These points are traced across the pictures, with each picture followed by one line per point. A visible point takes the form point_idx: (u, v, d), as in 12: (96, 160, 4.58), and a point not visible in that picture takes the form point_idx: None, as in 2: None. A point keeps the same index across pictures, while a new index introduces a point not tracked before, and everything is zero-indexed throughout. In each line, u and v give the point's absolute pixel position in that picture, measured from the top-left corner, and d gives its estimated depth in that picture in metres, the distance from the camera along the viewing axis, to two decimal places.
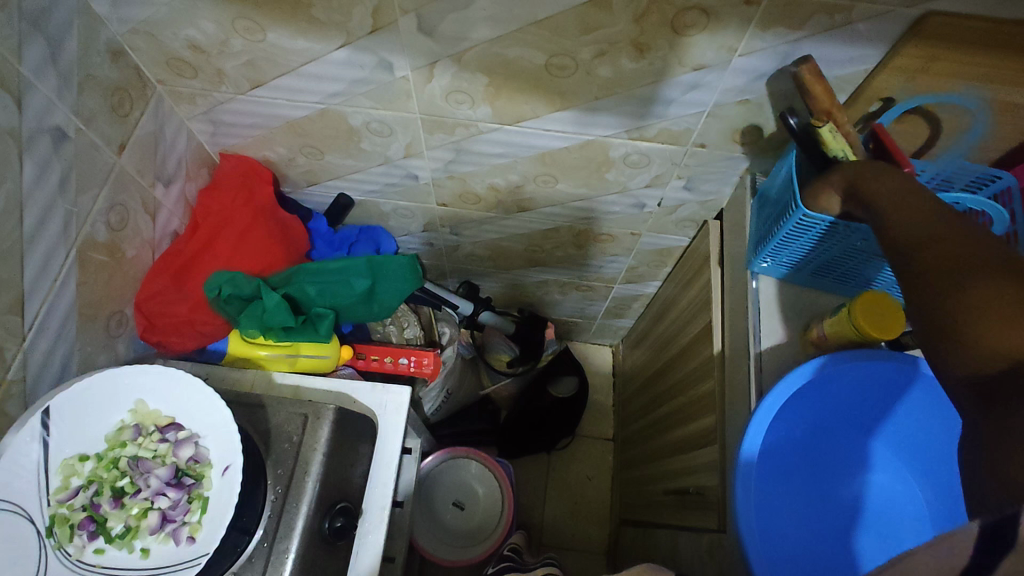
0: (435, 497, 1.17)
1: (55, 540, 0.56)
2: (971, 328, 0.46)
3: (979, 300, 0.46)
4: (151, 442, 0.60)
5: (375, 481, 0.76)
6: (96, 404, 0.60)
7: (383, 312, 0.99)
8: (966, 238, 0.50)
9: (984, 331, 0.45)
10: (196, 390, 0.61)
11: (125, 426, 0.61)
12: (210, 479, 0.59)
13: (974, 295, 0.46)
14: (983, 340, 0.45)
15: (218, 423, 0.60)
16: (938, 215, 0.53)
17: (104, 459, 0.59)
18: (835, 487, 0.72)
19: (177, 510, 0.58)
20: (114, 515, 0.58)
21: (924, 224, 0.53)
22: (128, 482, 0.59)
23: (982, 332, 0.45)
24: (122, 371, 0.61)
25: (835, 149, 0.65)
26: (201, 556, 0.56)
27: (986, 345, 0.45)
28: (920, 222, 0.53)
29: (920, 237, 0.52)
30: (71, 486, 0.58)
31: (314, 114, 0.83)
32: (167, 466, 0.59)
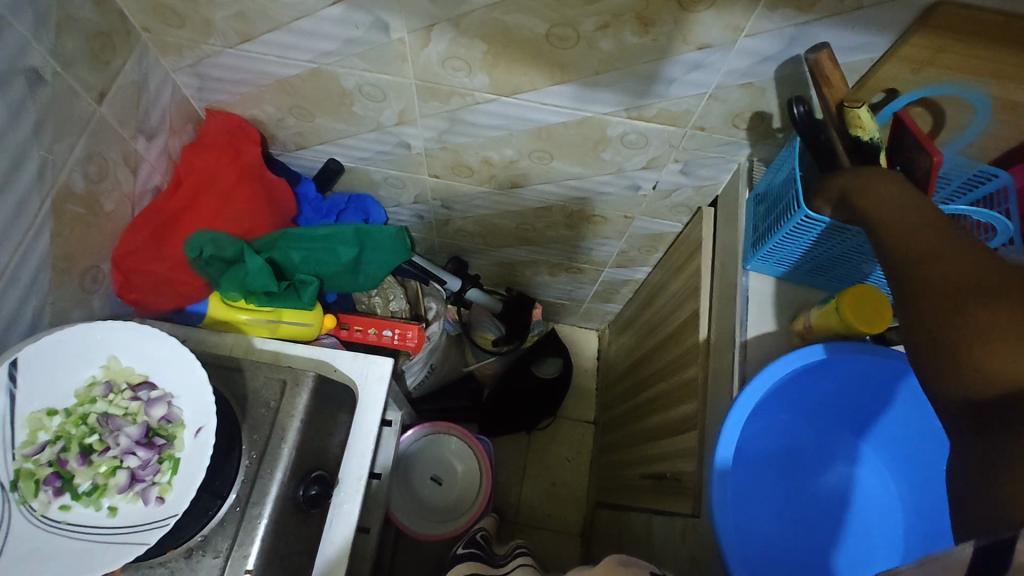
0: (413, 471, 1.16)
1: (20, 494, 0.55)
2: (970, 350, 0.44)
3: (981, 324, 0.44)
4: (123, 399, 0.59)
5: (353, 451, 0.75)
6: (67, 358, 0.58)
7: (369, 284, 0.98)
8: (965, 258, 0.49)
9: (982, 353, 0.44)
10: (171, 350, 0.60)
11: (96, 382, 0.59)
12: (182, 440, 0.58)
13: (970, 317, 0.45)
14: (983, 362, 0.43)
15: (192, 384, 0.59)
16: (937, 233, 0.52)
17: (73, 414, 0.58)
18: (813, 479, 0.71)
19: (147, 470, 0.57)
20: (83, 472, 0.57)
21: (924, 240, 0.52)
22: (97, 440, 0.58)
23: (980, 353, 0.44)
24: (95, 327, 0.59)
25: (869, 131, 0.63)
26: (169, 518, 0.55)
27: (985, 367, 0.43)
28: (920, 238, 0.52)
29: (918, 255, 0.51)
30: (38, 440, 0.56)
31: (305, 73, 0.80)
32: (139, 424, 0.58)
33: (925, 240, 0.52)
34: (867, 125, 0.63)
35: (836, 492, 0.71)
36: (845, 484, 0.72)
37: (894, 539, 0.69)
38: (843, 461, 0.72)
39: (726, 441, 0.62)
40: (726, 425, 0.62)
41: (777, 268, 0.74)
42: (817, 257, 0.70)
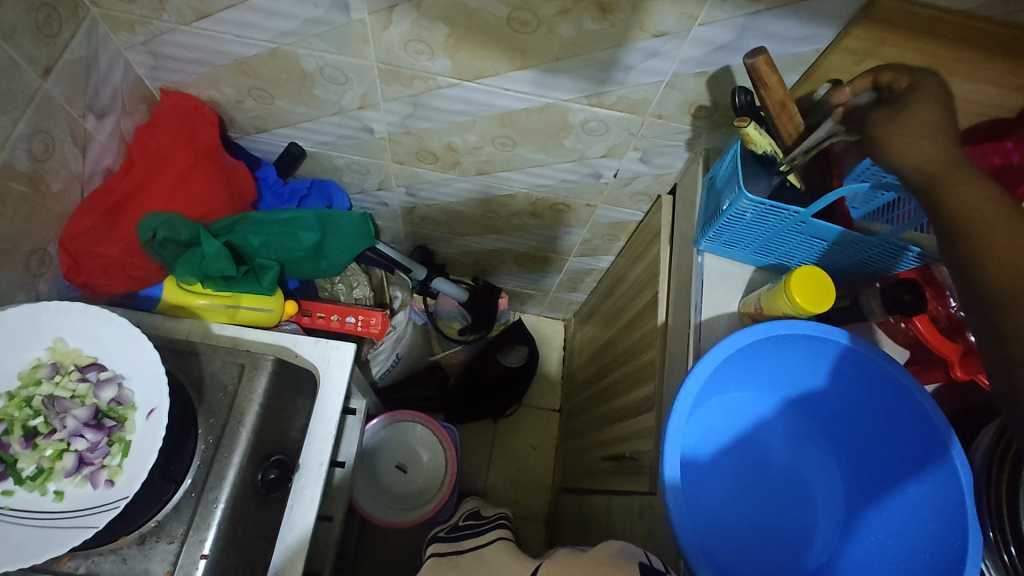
0: (377, 460, 1.16)
1: None
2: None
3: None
4: (70, 381, 0.57)
5: (314, 436, 0.75)
6: (11, 339, 0.57)
7: (331, 270, 0.97)
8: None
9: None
10: (123, 331, 0.58)
11: (41, 364, 0.57)
12: (133, 422, 0.56)
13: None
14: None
15: (144, 365, 0.58)
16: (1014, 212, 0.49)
17: (17, 397, 0.56)
18: (766, 455, 0.74)
19: (96, 453, 0.55)
20: (27, 456, 0.55)
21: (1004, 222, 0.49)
22: (41, 422, 0.56)
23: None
24: (41, 308, 0.58)
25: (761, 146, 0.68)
26: (116, 502, 0.53)
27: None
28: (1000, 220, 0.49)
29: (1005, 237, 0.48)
30: None
31: (264, 53, 0.79)
32: (87, 406, 0.57)
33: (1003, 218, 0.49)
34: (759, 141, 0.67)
35: (790, 469, 0.74)
36: (798, 460, 0.74)
37: (851, 513, 0.71)
38: (798, 439, 0.75)
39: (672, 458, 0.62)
40: (667, 439, 0.62)
41: (725, 248, 0.77)
42: (760, 238, 0.72)
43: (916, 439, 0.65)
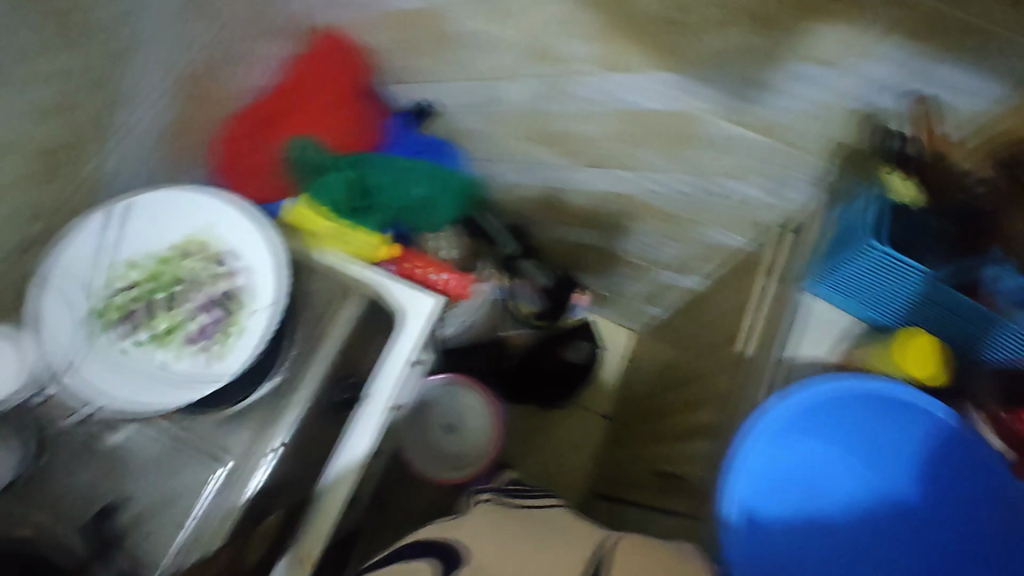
0: (428, 415, 1.20)
1: (111, 314, 0.66)
2: None
3: None
4: (204, 265, 0.67)
5: (380, 378, 0.75)
6: (170, 217, 0.67)
7: (432, 226, 1.02)
8: None
9: None
10: (252, 237, 0.67)
11: (185, 245, 0.67)
12: (243, 314, 0.65)
13: None
14: None
15: (263, 270, 0.66)
16: None
17: (163, 266, 0.67)
18: (842, 546, 0.64)
19: (212, 330, 0.66)
20: (161, 317, 0.67)
21: None
22: (178, 291, 0.67)
23: None
24: (197, 197, 0.67)
25: (904, 196, 0.67)
26: (219, 377, 0.64)
27: None
28: None
29: None
30: (134, 276, 0.67)
31: (424, 9, 0.84)
32: (212, 291, 0.66)
33: None
34: (907, 192, 0.67)
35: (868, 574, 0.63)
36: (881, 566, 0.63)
37: None
38: (885, 540, 0.64)
39: (737, 492, 0.63)
40: (735, 467, 0.64)
41: (835, 292, 0.74)
42: (874, 289, 0.70)
43: (995, 527, 0.63)
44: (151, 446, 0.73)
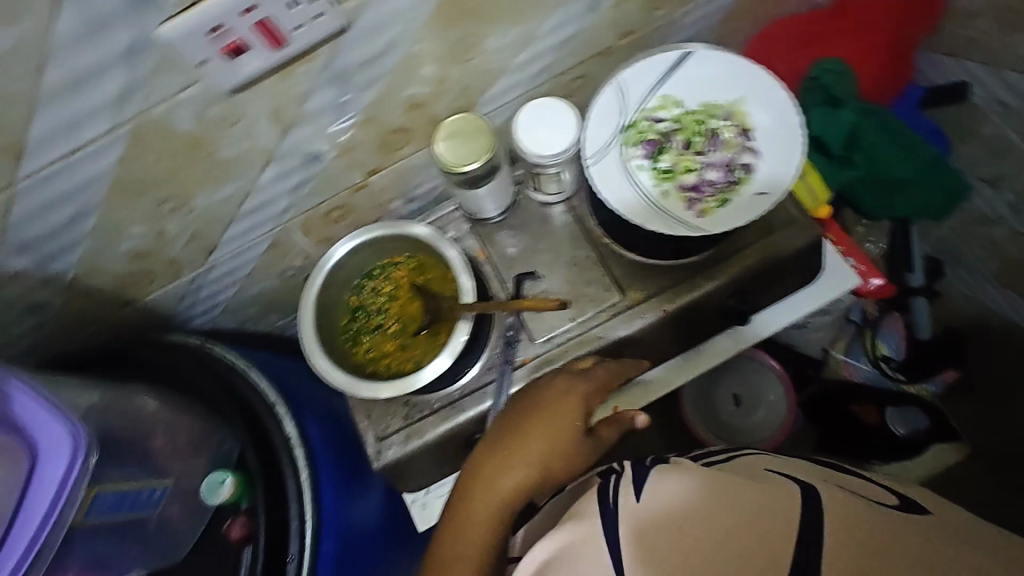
0: (721, 378, 1.09)
1: (632, 138, 0.67)
2: None
3: None
4: (727, 131, 0.65)
5: (765, 313, 0.81)
6: (717, 80, 0.67)
7: (883, 212, 0.90)
8: None
9: None
10: (789, 132, 0.64)
11: (719, 106, 0.67)
12: (743, 190, 0.63)
13: None
14: None
15: (779, 161, 0.63)
16: None
17: (693, 117, 0.67)
18: None
19: (707, 188, 0.64)
20: (672, 155, 0.66)
21: None
22: (696, 143, 0.66)
23: None
24: (755, 71, 0.66)
25: None
26: (702, 228, 0.62)
27: None
28: None
29: None
30: (662, 113, 0.68)
31: None
32: (723, 155, 0.65)
33: None
34: None
35: None
36: None
37: None
38: None
39: None
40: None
41: None
42: None
43: None
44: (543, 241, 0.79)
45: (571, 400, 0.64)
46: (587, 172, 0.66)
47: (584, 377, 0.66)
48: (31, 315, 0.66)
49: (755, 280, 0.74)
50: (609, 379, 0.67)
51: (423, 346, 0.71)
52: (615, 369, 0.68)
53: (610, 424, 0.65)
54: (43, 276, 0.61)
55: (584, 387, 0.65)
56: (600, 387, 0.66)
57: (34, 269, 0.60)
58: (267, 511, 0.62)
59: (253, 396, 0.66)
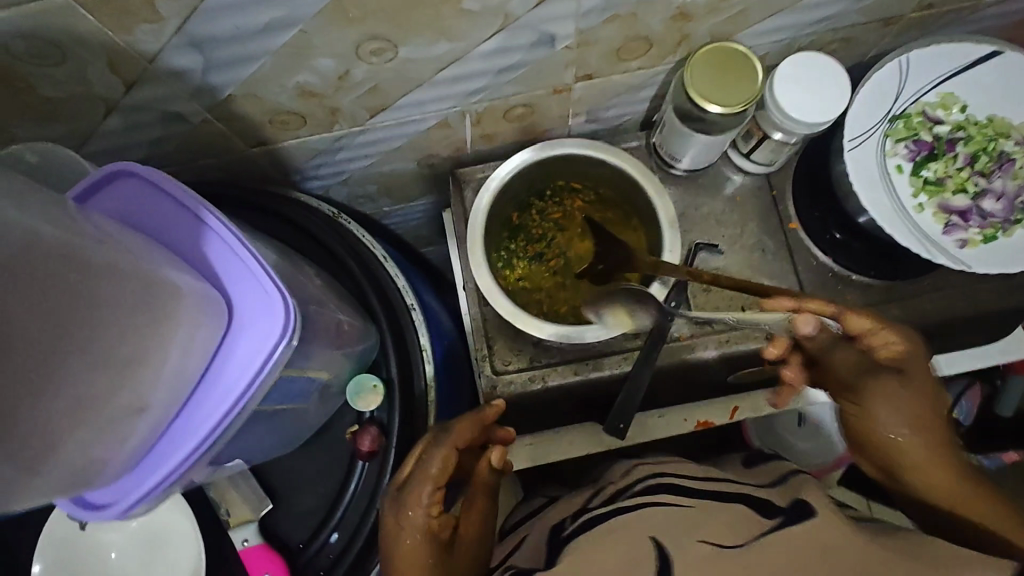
0: None
1: (898, 131, 0.58)
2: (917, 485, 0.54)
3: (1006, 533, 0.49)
4: (1015, 157, 0.57)
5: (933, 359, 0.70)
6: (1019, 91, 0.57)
7: None
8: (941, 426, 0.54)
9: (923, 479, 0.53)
10: None
11: (1011, 124, 0.58)
12: (1017, 231, 0.56)
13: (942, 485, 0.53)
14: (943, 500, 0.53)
15: None
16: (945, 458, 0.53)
17: (977, 126, 0.58)
18: None
19: (975, 218, 0.57)
20: (944, 165, 0.58)
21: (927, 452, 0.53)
22: (976, 160, 0.58)
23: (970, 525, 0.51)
24: None
25: None
26: (963, 262, 0.55)
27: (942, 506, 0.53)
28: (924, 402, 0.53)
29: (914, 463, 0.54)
30: (941, 112, 0.58)
31: None
32: (1003, 185, 0.57)
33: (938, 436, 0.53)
34: None
35: None
36: None
37: None
38: None
39: None
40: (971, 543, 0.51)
41: None
42: None
43: None
44: (724, 214, 0.70)
45: (408, 528, 0.47)
46: (846, 157, 0.57)
47: (403, 495, 0.48)
48: (164, 124, 0.55)
49: (936, 325, 0.68)
50: (439, 470, 0.48)
51: (583, 293, 0.63)
52: (431, 462, 0.49)
53: (472, 506, 0.53)
54: (200, 84, 0.50)
55: (412, 514, 0.47)
56: (430, 501, 0.48)
57: (196, 73, 0.49)
58: (401, 427, 0.53)
59: (396, 295, 0.57)
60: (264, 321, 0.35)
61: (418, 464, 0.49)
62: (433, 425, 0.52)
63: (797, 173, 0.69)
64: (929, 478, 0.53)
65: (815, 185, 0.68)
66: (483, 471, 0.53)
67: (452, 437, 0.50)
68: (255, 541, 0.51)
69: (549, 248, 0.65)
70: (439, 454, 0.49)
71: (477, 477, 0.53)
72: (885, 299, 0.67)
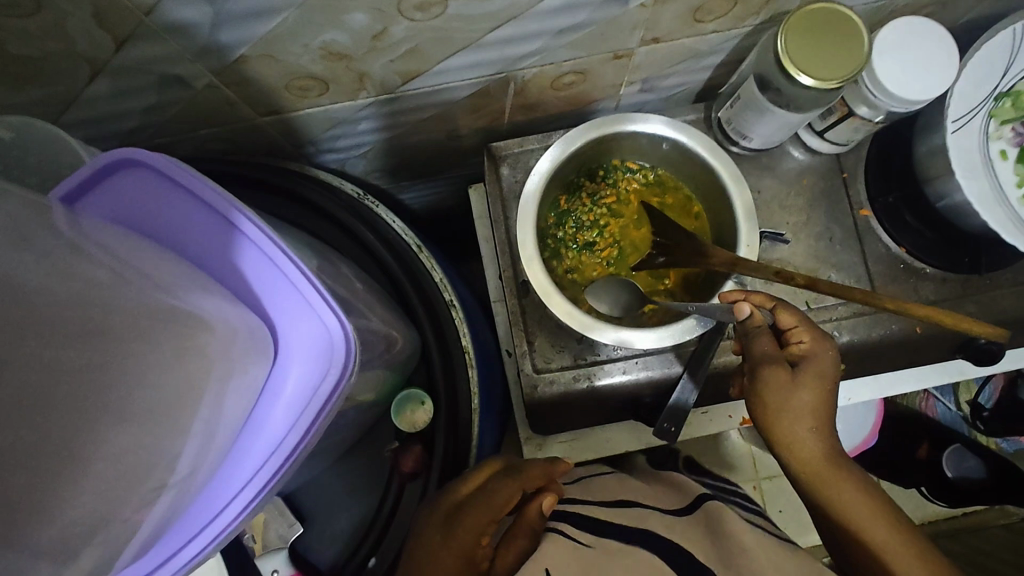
0: None
1: (1004, 111, 0.52)
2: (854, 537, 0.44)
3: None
4: None
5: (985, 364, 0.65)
6: None
7: None
8: (816, 443, 0.46)
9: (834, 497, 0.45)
10: None
11: None
12: None
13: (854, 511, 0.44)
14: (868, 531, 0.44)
15: None
16: (843, 474, 0.45)
17: None
18: None
19: None
20: None
21: (817, 465, 0.46)
22: None
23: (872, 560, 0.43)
24: None
25: None
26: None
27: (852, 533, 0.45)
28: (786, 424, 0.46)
29: (816, 475, 0.46)
30: None
31: None
32: None
33: (815, 450, 0.46)
34: None
35: None
36: None
37: None
38: None
39: None
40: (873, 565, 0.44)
41: None
42: None
43: None
44: (787, 197, 0.63)
45: (452, 545, 0.41)
46: (948, 140, 0.50)
47: (456, 517, 0.43)
48: (161, 89, 0.46)
49: (1012, 323, 0.63)
50: (502, 496, 0.45)
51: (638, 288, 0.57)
52: (495, 492, 0.45)
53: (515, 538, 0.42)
54: (207, 43, 0.41)
55: (461, 536, 0.42)
56: (481, 530, 0.42)
57: (204, 29, 0.40)
58: (446, 444, 0.48)
59: (434, 292, 0.50)
60: (314, 357, 0.28)
61: (481, 488, 0.45)
62: (503, 459, 0.49)
63: (871, 155, 0.62)
64: (828, 490, 0.45)
65: (891, 169, 0.62)
66: (529, 512, 0.45)
67: (522, 476, 0.48)
68: (285, 572, 0.46)
69: (598, 239, 0.57)
70: (505, 489, 0.45)
71: (524, 519, 0.45)
72: (958, 296, 0.62)
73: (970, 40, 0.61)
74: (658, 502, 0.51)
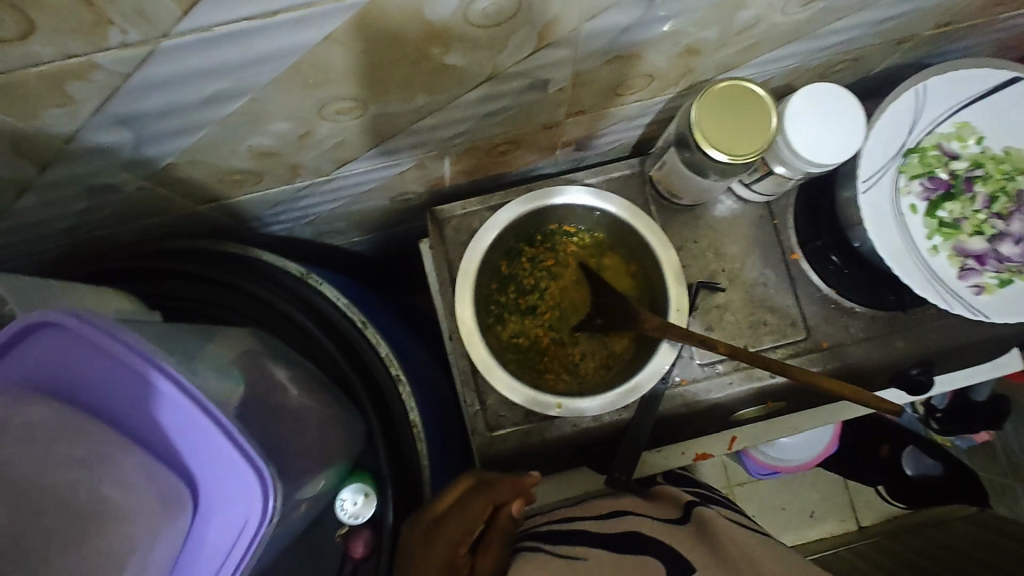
0: None
1: (910, 166, 0.55)
2: None
3: None
4: None
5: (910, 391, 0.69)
6: None
7: None
8: None
9: None
10: None
11: None
12: None
13: None
14: None
15: None
16: None
17: (994, 161, 0.55)
18: None
19: (993, 261, 0.54)
20: (961, 206, 0.55)
21: None
22: (995, 200, 0.55)
23: None
24: None
25: None
26: (979, 312, 0.53)
27: None
28: None
29: None
30: (955, 145, 0.56)
31: None
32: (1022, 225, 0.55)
33: None
34: None
35: None
36: None
37: None
38: None
39: None
40: None
41: None
42: None
43: None
44: (722, 245, 0.65)
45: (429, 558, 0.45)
46: (858, 199, 0.53)
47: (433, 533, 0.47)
48: (91, 195, 0.47)
49: (939, 354, 0.66)
50: (477, 510, 0.49)
51: (583, 348, 0.59)
52: (471, 505, 0.49)
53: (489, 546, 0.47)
54: (132, 158, 0.42)
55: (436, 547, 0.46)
56: (456, 541, 0.47)
57: (127, 148, 0.41)
58: (397, 512, 0.51)
59: (377, 369, 0.52)
60: (234, 504, 0.31)
61: (455, 502, 0.50)
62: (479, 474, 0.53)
63: (799, 200, 0.65)
64: None
65: (819, 212, 0.64)
66: (503, 520, 0.49)
67: (492, 490, 0.51)
68: None
69: (541, 300, 0.60)
70: (477, 502, 0.50)
71: (497, 525, 0.49)
72: (886, 333, 0.65)
73: (886, 88, 0.64)
74: (650, 512, 0.54)
